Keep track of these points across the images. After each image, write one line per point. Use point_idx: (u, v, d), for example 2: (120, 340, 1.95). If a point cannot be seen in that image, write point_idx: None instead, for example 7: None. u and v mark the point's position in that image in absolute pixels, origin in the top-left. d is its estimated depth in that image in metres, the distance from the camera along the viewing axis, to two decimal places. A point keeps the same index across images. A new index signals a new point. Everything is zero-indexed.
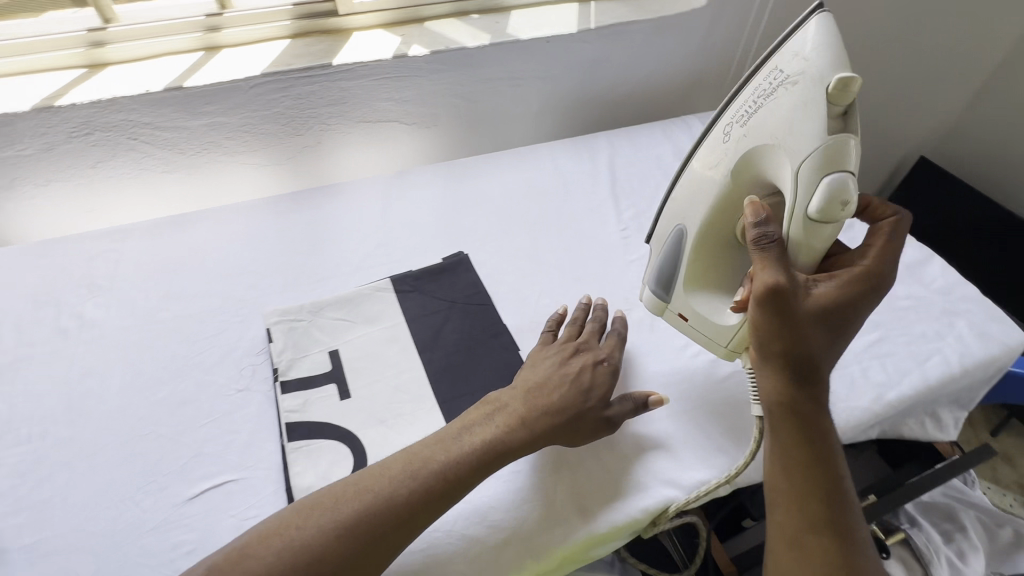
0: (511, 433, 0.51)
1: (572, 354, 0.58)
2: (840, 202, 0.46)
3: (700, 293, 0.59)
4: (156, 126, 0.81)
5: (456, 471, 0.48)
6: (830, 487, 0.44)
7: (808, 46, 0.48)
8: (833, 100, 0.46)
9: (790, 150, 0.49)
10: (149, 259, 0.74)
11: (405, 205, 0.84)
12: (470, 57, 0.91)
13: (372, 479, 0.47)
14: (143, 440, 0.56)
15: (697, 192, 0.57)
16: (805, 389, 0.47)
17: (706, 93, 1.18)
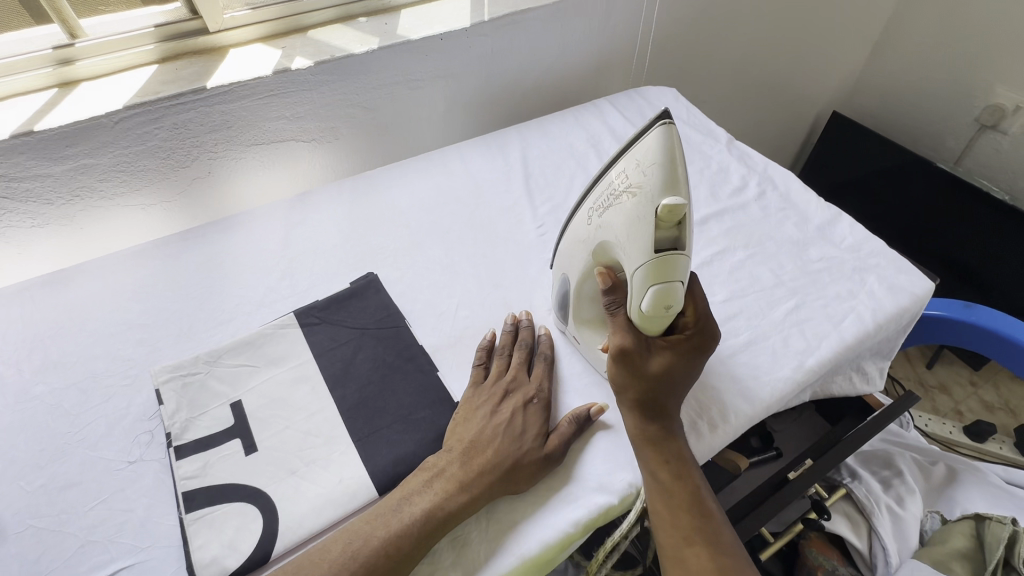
0: (451, 496, 0.49)
1: (502, 399, 0.55)
2: (664, 301, 0.45)
3: (592, 328, 0.59)
4: (11, 178, 0.72)
5: (398, 546, 0.46)
6: (698, 502, 0.50)
7: (644, 159, 0.43)
8: (662, 220, 0.43)
9: (625, 253, 0.46)
10: (20, 329, 0.66)
11: (309, 227, 0.78)
12: (361, 64, 0.86)
13: (309, 567, 0.45)
14: (22, 539, 0.49)
15: (577, 244, 0.54)
16: (664, 424, 0.52)
17: (615, 74, 1.17)
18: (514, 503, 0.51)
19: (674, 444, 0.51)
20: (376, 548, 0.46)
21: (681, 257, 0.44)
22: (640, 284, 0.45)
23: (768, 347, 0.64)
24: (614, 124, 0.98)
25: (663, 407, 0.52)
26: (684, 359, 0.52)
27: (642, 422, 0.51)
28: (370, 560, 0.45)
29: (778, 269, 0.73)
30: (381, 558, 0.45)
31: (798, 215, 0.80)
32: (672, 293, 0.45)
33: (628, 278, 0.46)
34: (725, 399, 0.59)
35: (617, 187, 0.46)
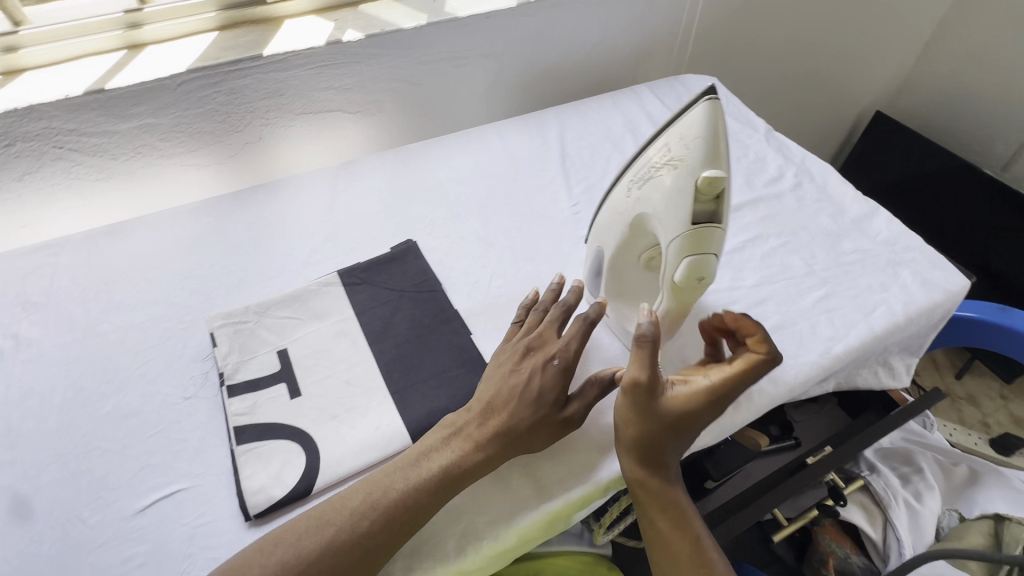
0: (469, 453, 0.51)
1: (521, 358, 0.57)
2: (697, 273, 0.47)
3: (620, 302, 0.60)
4: (82, 133, 0.77)
5: (416, 499, 0.48)
6: (698, 553, 0.50)
7: (689, 132, 0.44)
8: (701, 193, 0.44)
9: (661, 226, 0.47)
10: (87, 271, 0.71)
11: (352, 194, 0.82)
12: (408, 39, 0.89)
13: (336, 513, 0.48)
14: (88, 457, 0.54)
15: (609, 218, 0.56)
16: (665, 471, 0.52)
17: (655, 61, 1.17)
18: (540, 459, 0.54)
19: (676, 493, 0.52)
20: (394, 503, 0.48)
21: (717, 230, 0.46)
22: (675, 255, 0.46)
23: (796, 332, 0.65)
24: (652, 110, 0.99)
25: (667, 451, 0.52)
26: (700, 407, 0.52)
27: (643, 468, 0.51)
28: (389, 510, 0.48)
29: (810, 258, 0.73)
30: (399, 512, 0.48)
31: (835, 207, 0.80)
32: (705, 266, 0.46)
33: (662, 249, 0.48)
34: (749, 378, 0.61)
35: (658, 160, 0.47)
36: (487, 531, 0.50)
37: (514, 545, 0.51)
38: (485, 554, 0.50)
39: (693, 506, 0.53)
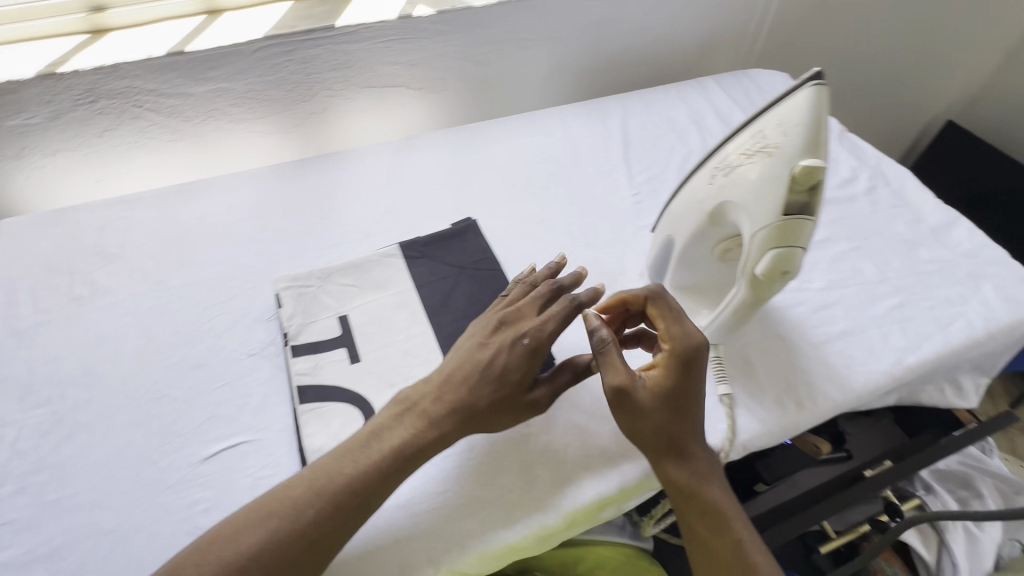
0: (422, 434, 0.48)
1: (493, 331, 0.53)
2: (782, 266, 0.45)
3: (685, 295, 0.59)
4: (160, 93, 0.79)
5: (366, 483, 0.46)
6: (744, 558, 0.47)
7: (790, 118, 0.43)
8: (797, 182, 0.42)
9: (747, 215, 0.46)
10: (159, 227, 0.73)
11: (413, 169, 0.82)
12: (476, 17, 0.88)
13: (277, 507, 0.44)
14: (158, 403, 0.56)
15: (682, 208, 0.54)
16: (693, 469, 0.48)
17: (722, 54, 1.14)
18: (594, 444, 0.54)
19: (711, 493, 0.48)
20: (342, 487, 0.45)
21: (808, 223, 0.44)
22: (760, 246, 0.45)
23: (866, 339, 0.62)
24: (718, 103, 0.96)
25: (683, 442, 0.48)
26: (676, 377, 0.49)
27: (666, 470, 0.48)
28: (336, 497, 0.45)
29: (884, 265, 0.70)
30: (346, 499, 0.45)
31: (911, 214, 0.76)
32: (790, 259, 0.44)
33: (746, 239, 0.46)
34: (814, 382, 0.59)
35: (750, 148, 0.46)
36: (541, 509, 0.50)
37: (563, 526, 0.50)
38: (537, 533, 0.50)
39: (736, 505, 0.49)
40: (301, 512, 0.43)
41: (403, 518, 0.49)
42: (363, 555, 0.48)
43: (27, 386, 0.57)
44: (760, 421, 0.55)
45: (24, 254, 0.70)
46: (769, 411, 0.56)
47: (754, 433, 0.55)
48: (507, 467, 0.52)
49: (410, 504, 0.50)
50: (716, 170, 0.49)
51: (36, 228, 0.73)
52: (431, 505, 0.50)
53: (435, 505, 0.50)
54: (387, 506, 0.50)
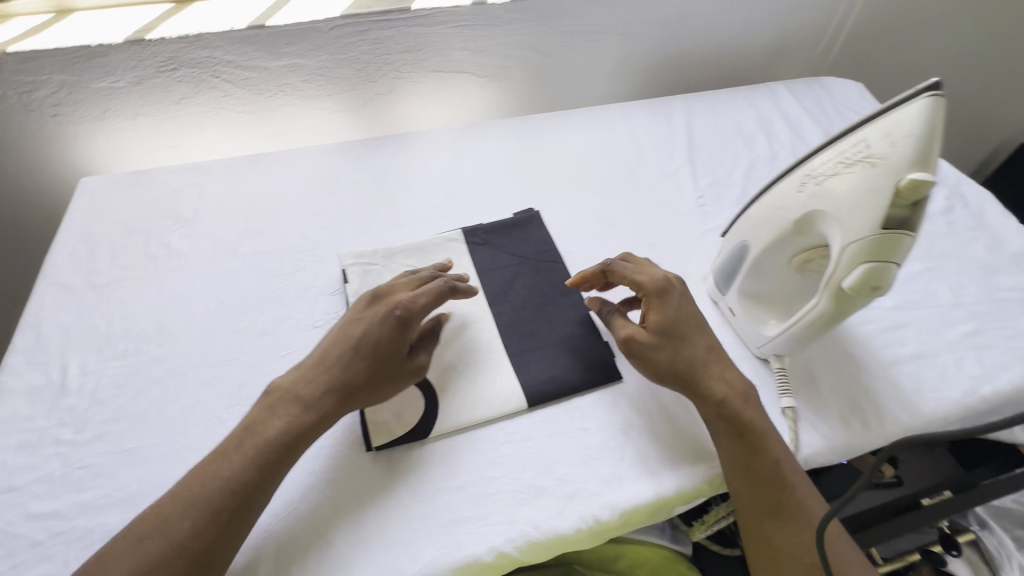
0: (298, 417, 0.49)
1: (369, 308, 0.56)
2: (872, 282, 0.44)
3: (753, 302, 0.58)
4: (237, 65, 0.81)
5: (245, 482, 0.45)
6: (781, 475, 0.49)
7: (899, 129, 0.42)
8: (900, 196, 0.41)
9: (840, 226, 0.45)
10: (230, 196, 0.75)
11: (475, 156, 0.82)
12: (548, 7, 0.88)
13: (153, 525, 0.43)
14: (228, 365, 0.58)
15: (762, 214, 0.53)
16: (726, 392, 0.52)
17: (791, 59, 1.10)
18: (651, 445, 0.53)
19: (749, 416, 0.51)
20: (217, 490, 0.44)
21: (906, 239, 0.42)
22: (852, 258, 0.43)
23: (938, 365, 0.60)
24: (788, 109, 0.93)
25: (709, 365, 0.53)
26: (669, 310, 0.55)
27: (704, 398, 0.52)
28: (213, 502, 0.44)
29: (959, 289, 0.67)
30: (225, 502, 0.44)
31: (991, 238, 0.73)
32: (884, 275, 0.43)
33: (835, 250, 0.45)
34: (883, 404, 0.57)
35: (850, 156, 0.45)
36: (597, 502, 0.49)
37: (618, 524, 0.49)
38: (592, 529, 0.49)
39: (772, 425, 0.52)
40: (173, 525, 0.42)
41: (460, 497, 0.50)
42: (418, 527, 0.48)
43: (105, 338, 0.59)
44: (825, 437, 0.54)
45: (102, 212, 0.73)
46: (834, 427, 0.55)
47: (817, 448, 0.53)
48: (563, 460, 0.52)
49: (467, 485, 0.50)
50: (807, 178, 0.48)
51: (113, 187, 0.76)
52: (487, 490, 0.50)
53: (490, 491, 0.50)
54: (443, 486, 0.50)
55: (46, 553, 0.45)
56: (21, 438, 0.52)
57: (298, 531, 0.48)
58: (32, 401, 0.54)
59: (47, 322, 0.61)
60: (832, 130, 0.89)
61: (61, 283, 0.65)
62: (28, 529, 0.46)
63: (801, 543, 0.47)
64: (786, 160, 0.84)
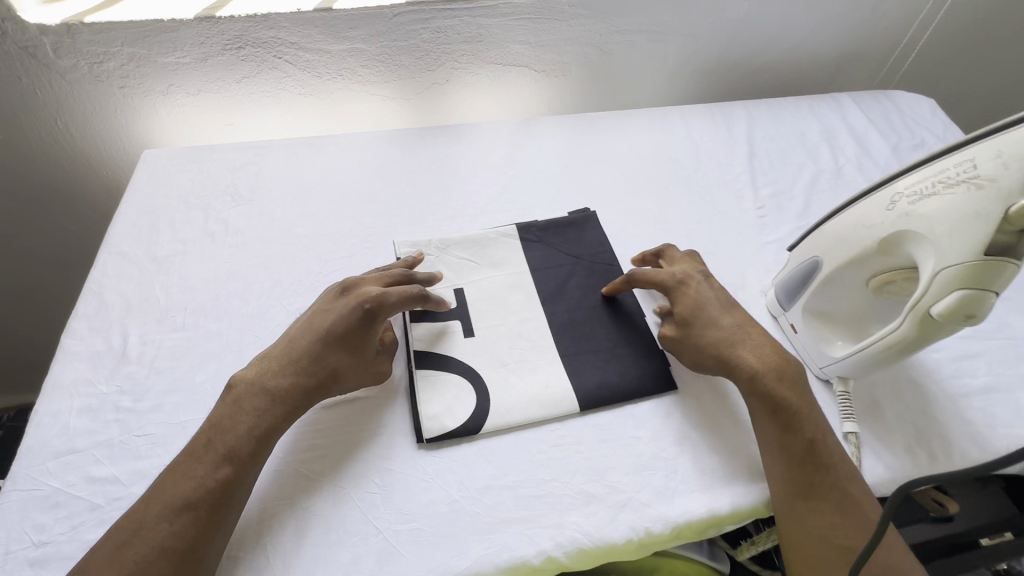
0: (268, 412, 0.48)
1: (337, 300, 0.55)
2: (968, 309, 0.42)
3: (819, 321, 0.56)
4: (300, 47, 0.82)
5: (222, 480, 0.44)
6: (816, 455, 0.48)
7: (1010, 154, 0.41)
8: (1009, 222, 0.40)
9: (938, 249, 0.43)
10: (286, 176, 0.75)
11: (531, 152, 0.81)
12: (613, 4, 0.86)
13: (132, 530, 0.42)
14: None
15: (840, 230, 0.51)
16: (758, 366, 0.51)
17: (857, 70, 1.06)
18: (705, 459, 0.52)
19: (780, 391, 0.50)
20: (193, 489, 0.44)
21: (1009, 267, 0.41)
22: (949, 283, 0.42)
23: (1014, 401, 0.56)
24: (854, 122, 0.90)
25: (735, 342, 0.53)
26: (686, 298, 0.57)
27: (733, 374, 0.52)
28: (190, 500, 0.43)
29: None
30: (203, 499, 0.43)
31: None
32: (981, 303, 0.42)
33: (930, 273, 0.43)
34: (951, 437, 0.54)
35: (952, 176, 0.43)
36: (649, 514, 0.48)
37: (668, 538, 0.48)
38: (642, 541, 0.47)
39: (818, 416, 0.50)
40: (151, 528, 0.41)
41: (508, 497, 0.49)
42: (466, 523, 0.47)
43: (164, 310, 0.60)
44: (887, 466, 0.52)
45: (163, 185, 0.74)
46: (898, 457, 0.52)
47: (880, 478, 0.51)
48: (614, 467, 0.51)
49: (515, 485, 0.50)
50: (899, 197, 0.47)
51: (173, 161, 0.77)
52: (536, 492, 0.49)
53: (539, 493, 0.49)
54: (492, 484, 0.50)
55: (104, 517, 0.46)
56: (82, 402, 0.53)
57: (346, 515, 0.48)
58: (94, 366, 0.55)
59: (110, 290, 0.62)
60: (901, 146, 0.86)
61: (123, 252, 0.66)
62: (86, 492, 0.47)
63: (834, 526, 0.45)
64: (851, 175, 0.81)
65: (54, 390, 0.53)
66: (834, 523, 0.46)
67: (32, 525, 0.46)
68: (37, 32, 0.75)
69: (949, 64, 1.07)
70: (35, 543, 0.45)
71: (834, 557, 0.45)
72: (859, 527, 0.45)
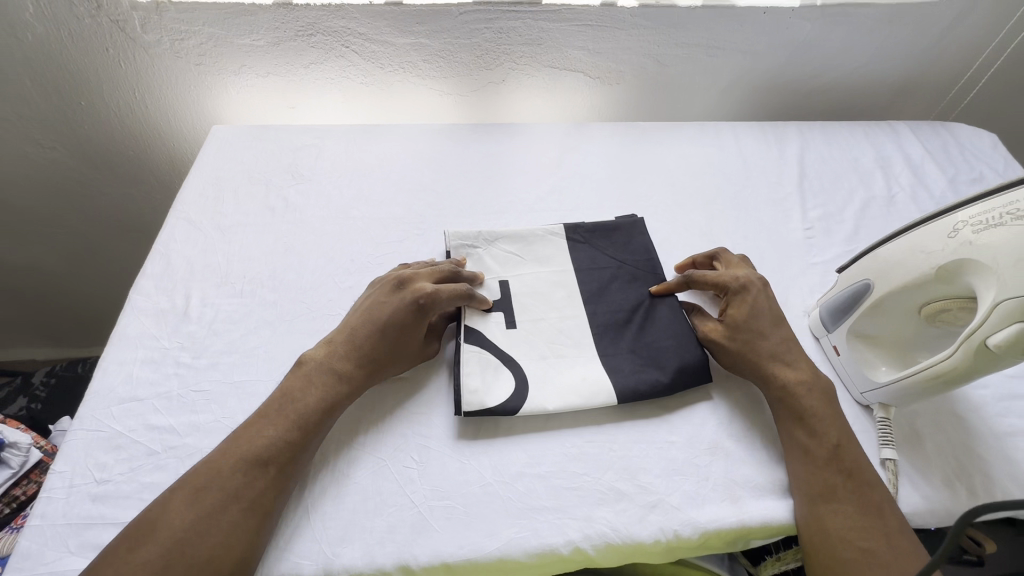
0: (333, 389, 0.51)
1: (396, 291, 0.57)
2: None
3: (864, 345, 0.56)
4: (367, 38, 0.85)
5: (290, 441, 0.47)
6: (837, 460, 0.49)
7: None
8: None
9: (1002, 279, 0.43)
10: (344, 160, 0.78)
11: (581, 156, 0.82)
12: (676, 16, 0.87)
13: (210, 476, 0.44)
14: (331, 319, 0.60)
15: (898, 253, 0.51)
16: (796, 381, 0.53)
17: (915, 100, 1.05)
18: (737, 470, 0.52)
19: (816, 399, 0.52)
20: (264, 447, 0.46)
21: None
22: (1012, 313, 0.42)
23: None
24: (911, 152, 0.88)
25: (777, 354, 0.55)
26: (743, 305, 0.58)
27: (772, 379, 0.54)
28: (261, 456, 0.45)
29: None
30: (273, 457, 0.46)
31: None
32: None
33: (991, 302, 0.44)
34: (993, 474, 0.53)
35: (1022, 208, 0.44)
36: (678, 517, 0.48)
37: (695, 544, 0.48)
38: (669, 542, 0.48)
39: (847, 427, 0.51)
40: (229, 477, 0.44)
41: (540, 486, 0.50)
42: (498, 506, 0.49)
43: (224, 276, 0.64)
44: (924, 496, 0.51)
45: (229, 158, 0.77)
46: (936, 489, 0.52)
47: (916, 507, 0.50)
48: (646, 469, 0.51)
49: (548, 475, 0.51)
50: (965, 225, 0.47)
51: (240, 137, 0.80)
52: (567, 484, 0.50)
53: (571, 485, 0.50)
54: (526, 472, 0.51)
55: (160, 462, 0.49)
56: (146, 354, 0.56)
57: (383, 486, 0.49)
58: (158, 323, 0.59)
59: (175, 253, 0.66)
60: (958, 179, 0.84)
61: (189, 219, 0.69)
62: (145, 438, 0.50)
63: (854, 529, 0.45)
64: (904, 204, 0.80)
65: (121, 341, 0.57)
66: (856, 528, 0.45)
67: (95, 463, 0.49)
68: (129, 7, 0.79)
69: (1013, 99, 1.04)
70: (97, 480, 0.48)
71: (858, 561, 0.44)
72: (880, 533, 0.45)
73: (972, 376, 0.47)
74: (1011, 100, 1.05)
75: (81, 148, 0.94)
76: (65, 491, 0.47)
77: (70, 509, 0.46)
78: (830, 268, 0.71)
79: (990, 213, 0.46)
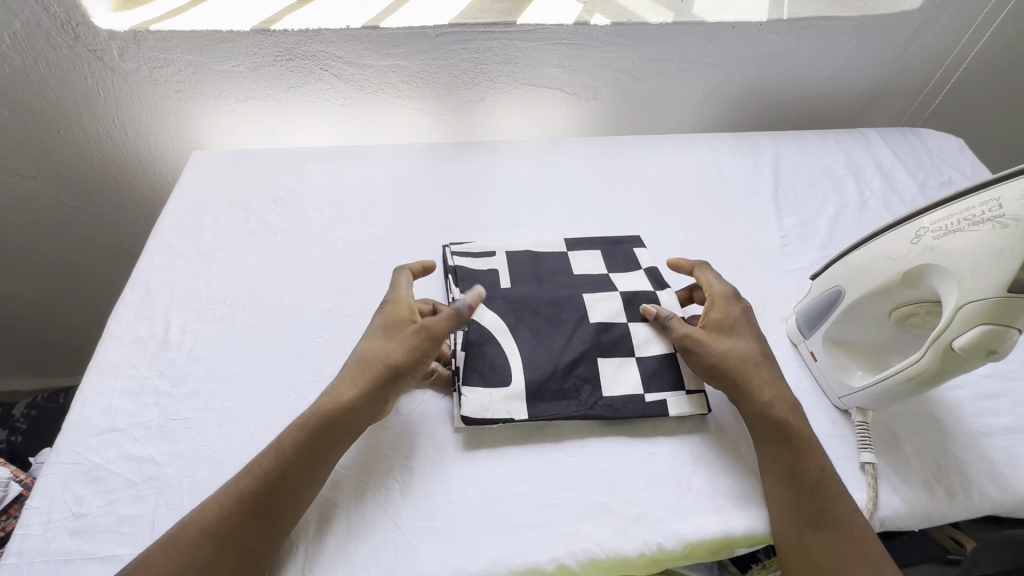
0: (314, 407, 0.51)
1: None
2: (991, 344, 0.44)
3: (839, 350, 0.57)
4: (346, 61, 0.86)
5: (264, 468, 0.46)
6: (825, 483, 0.48)
7: None
8: None
9: (962, 285, 0.45)
10: (324, 182, 0.79)
11: (558, 170, 0.84)
12: (648, 33, 0.88)
13: (189, 516, 0.44)
14: (312, 342, 0.60)
15: (867, 262, 0.53)
16: (774, 397, 0.52)
17: (886, 107, 1.08)
18: (720, 480, 0.52)
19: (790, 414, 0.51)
20: (241, 480, 0.46)
21: None
22: (973, 318, 0.44)
23: None
24: (881, 157, 0.90)
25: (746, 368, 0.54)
26: (719, 309, 0.58)
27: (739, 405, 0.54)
28: (238, 490, 0.45)
29: None
30: (248, 488, 0.45)
31: None
32: (1002, 339, 0.44)
33: (953, 307, 0.45)
34: (970, 474, 0.54)
35: (978, 214, 0.46)
36: (661, 530, 0.49)
37: (680, 555, 0.48)
38: (653, 556, 0.48)
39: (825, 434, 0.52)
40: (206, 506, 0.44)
41: (524, 503, 0.50)
42: (483, 525, 0.49)
43: (206, 302, 0.64)
44: (903, 499, 0.51)
45: (210, 183, 0.78)
46: (916, 491, 0.52)
47: (898, 510, 0.51)
48: (630, 481, 0.52)
49: (532, 491, 0.51)
50: (925, 232, 0.49)
51: (220, 161, 0.81)
52: (551, 500, 0.50)
53: (554, 501, 0.50)
54: (512, 490, 0.51)
55: (139, 494, 0.49)
56: (125, 384, 0.56)
57: (367, 509, 0.49)
58: (137, 351, 0.59)
59: (155, 280, 0.66)
60: (927, 184, 0.86)
61: (168, 246, 0.69)
62: (125, 468, 0.50)
63: (840, 557, 0.45)
64: (875, 210, 0.82)
65: (100, 370, 0.57)
66: (841, 555, 0.45)
67: (73, 496, 0.48)
68: (106, 36, 0.79)
69: (978, 104, 1.08)
70: (75, 514, 0.47)
71: None
72: (866, 559, 0.44)
73: (944, 379, 0.49)
74: (975, 106, 1.08)
75: (60, 177, 0.94)
76: (41, 527, 0.46)
77: (47, 545, 0.45)
78: (807, 275, 0.72)
79: (947, 219, 0.48)
